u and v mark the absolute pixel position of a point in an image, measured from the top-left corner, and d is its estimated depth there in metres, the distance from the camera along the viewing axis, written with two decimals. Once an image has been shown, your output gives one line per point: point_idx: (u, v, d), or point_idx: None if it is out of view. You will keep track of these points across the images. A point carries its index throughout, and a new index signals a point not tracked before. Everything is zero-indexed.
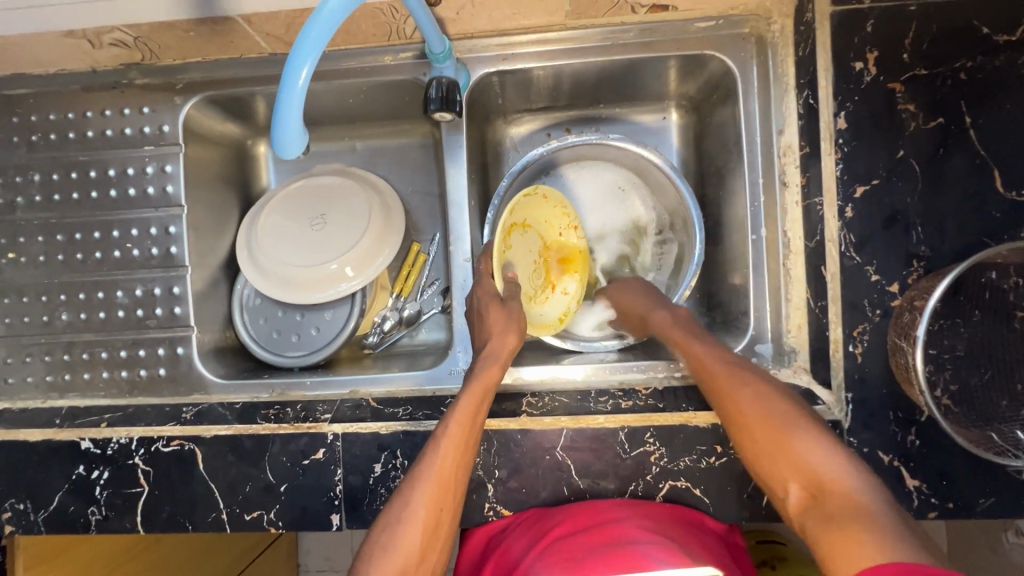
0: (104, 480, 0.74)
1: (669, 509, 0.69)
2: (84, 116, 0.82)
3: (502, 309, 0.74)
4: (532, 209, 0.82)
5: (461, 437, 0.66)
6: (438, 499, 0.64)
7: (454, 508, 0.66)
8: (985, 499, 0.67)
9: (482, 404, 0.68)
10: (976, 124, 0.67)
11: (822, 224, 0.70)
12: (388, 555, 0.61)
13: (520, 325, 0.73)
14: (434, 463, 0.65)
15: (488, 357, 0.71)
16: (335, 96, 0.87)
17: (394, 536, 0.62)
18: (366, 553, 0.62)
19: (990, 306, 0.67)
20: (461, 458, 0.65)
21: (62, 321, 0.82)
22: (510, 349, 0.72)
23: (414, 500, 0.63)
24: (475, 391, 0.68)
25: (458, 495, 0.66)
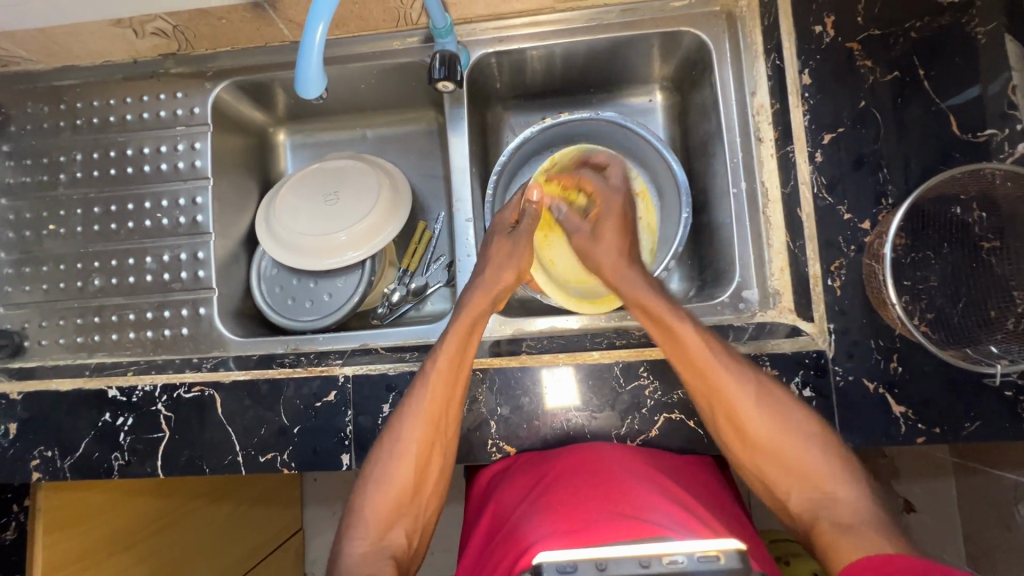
0: (128, 426, 0.78)
1: (658, 452, 0.72)
2: (123, 101, 0.91)
3: (509, 243, 0.82)
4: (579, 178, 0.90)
5: (450, 371, 0.71)
6: (427, 436, 0.70)
7: (445, 437, 0.71)
8: (970, 423, 0.69)
9: (469, 335, 0.74)
10: (929, 76, 0.74)
11: (795, 170, 0.77)
12: (382, 487, 0.69)
13: (518, 266, 0.81)
14: (424, 400, 0.70)
15: (478, 292, 0.78)
16: (347, 82, 0.96)
17: (389, 468, 0.69)
18: (362, 484, 0.70)
19: (957, 239, 0.71)
20: (449, 396, 0.70)
21: (95, 286, 0.89)
22: (501, 287, 0.80)
23: (405, 436, 0.70)
24: (464, 323, 0.75)
25: (449, 432, 0.71)
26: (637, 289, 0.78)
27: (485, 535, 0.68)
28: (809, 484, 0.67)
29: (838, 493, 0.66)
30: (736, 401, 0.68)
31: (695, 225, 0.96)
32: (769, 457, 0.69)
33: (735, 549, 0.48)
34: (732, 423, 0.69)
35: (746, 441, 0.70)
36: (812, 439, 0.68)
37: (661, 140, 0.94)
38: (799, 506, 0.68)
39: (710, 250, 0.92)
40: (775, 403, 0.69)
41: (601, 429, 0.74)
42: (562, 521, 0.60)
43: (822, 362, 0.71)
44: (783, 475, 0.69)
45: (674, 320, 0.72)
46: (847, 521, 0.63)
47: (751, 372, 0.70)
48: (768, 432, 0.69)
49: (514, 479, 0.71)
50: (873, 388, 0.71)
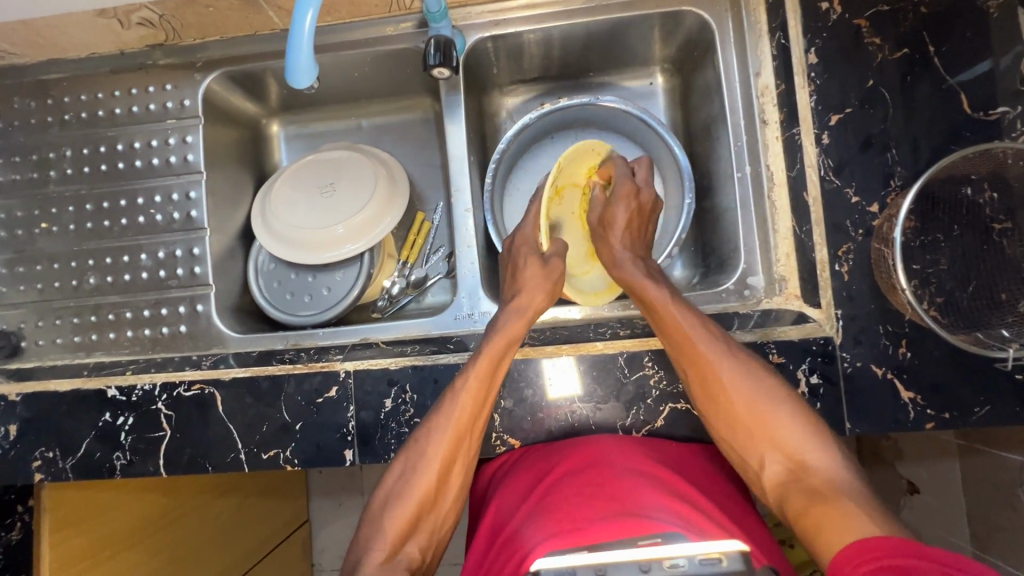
0: (129, 425, 0.77)
1: (663, 442, 0.72)
2: (112, 95, 0.89)
3: (542, 268, 0.77)
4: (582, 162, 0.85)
5: (479, 391, 0.68)
6: (451, 450, 0.68)
7: (468, 453, 0.70)
8: (979, 408, 0.69)
9: (504, 356, 0.71)
10: (939, 52, 0.71)
11: (802, 153, 0.75)
12: (401, 499, 0.67)
13: (553, 287, 0.77)
14: (452, 413, 0.68)
15: (514, 311, 0.74)
16: (340, 70, 0.93)
17: (409, 480, 0.67)
18: (382, 497, 0.68)
19: (967, 220, 0.70)
20: (477, 414, 0.69)
21: (91, 285, 0.88)
22: (536, 307, 0.76)
23: (429, 450, 0.67)
24: (500, 342, 0.70)
25: (472, 447, 0.70)
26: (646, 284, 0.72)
27: (491, 529, 0.68)
28: (783, 452, 0.64)
29: (814, 463, 0.62)
30: (713, 368, 0.66)
31: (698, 210, 0.95)
32: (745, 427, 0.66)
33: (736, 550, 0.50)
34: (704, 379, 0.67)
35: (718, 402, 0.67)
36: (791, 412, 0.65)
37: (662, 124, 0.92)
38: (773, 477, 0.64)
39: (714, 236, 0.90)
40: (754, 374, 0.66)
41: (606, 420, 0.73)
42: (560, 521, 0.59)
43: (829, 349, 0.70)
44: (756, 444, 0.65)
45: (663, 301, 0.70)
46: (825, 490, 0.59)
47: (733, 345, 0.68)
48: (742, 401, 0.66)
49: (520, 473, 0.71)
50: (881, 374, 0.70)
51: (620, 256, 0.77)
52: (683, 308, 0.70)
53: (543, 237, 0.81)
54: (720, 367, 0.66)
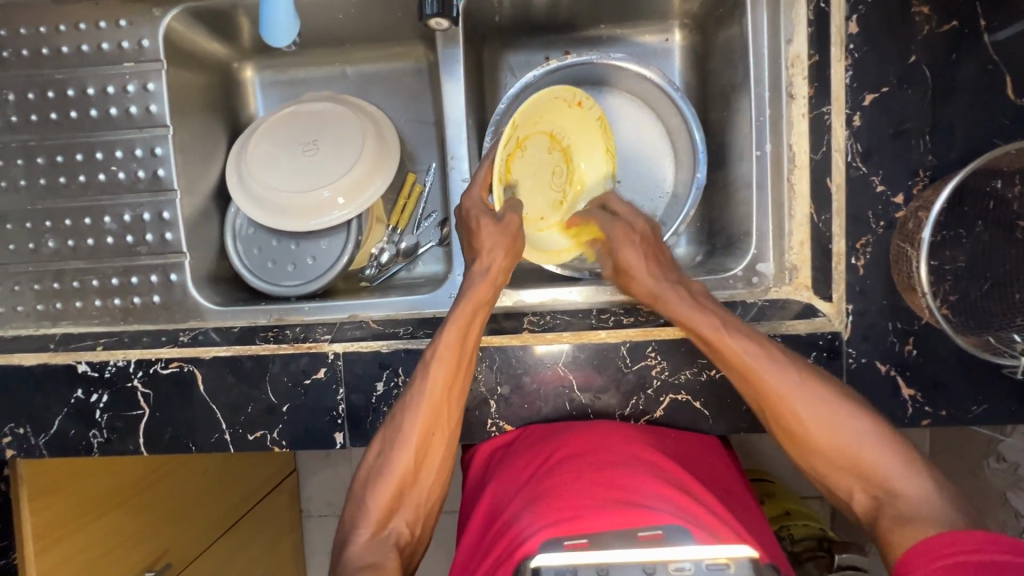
0: (104, 403, 0.73)
1: (653, 430, 0.71)
2: (57, 30, 0.78)
3: (497, 227, 0.69)
4: (551, 111, 0.75)
5: (451, 363, 0.65)
6: (430, 423, 0.66)
7: (450, 426, 0.67)
8: (976, 407, 0.69)
9: (471, 325, 0.67)
10: (990, 27, 0.65)
11: (829, 135, 0.69)
12: (381, 478, 0.65)
13: (513, 240, 0.69)
14: (425, 389, 0.65)
15: (477, 276, 0.69)
16: (323, 10, 0.83)
17: (387, 458, 0.65)
18: (362, 477, 0.66)
19: (993, 216, 0.67)
20: (452, 382, 0.66)
21: (51, 248, 0.80)
22: (502, 269, 0.69)
23: (406, 428, 0.65)
24: (466, 312, 0.67)
25: (453, 419, 0.67)
26: (675, 306, 0.67)
27: (487, 512, 0.68)
28: (866, 479, 0.59)
29: (902, 489, 0.57)
30: (782, 401, 0.62)
31: (708, 184, 0.89)
32: (824, 456, 0.61)
33: (745, 555, 0.50)
34: (790, 422, 0.62)
35: (795, 433, 0.62)
36: (871, 437, 0.60)
37: (677, 89, 0.85)
38: (862, 505, 0.59)
39: (724, 214, 0.85)
40: (820, 397, 0.61)
41: (604, 408, 0.72)
42: (551, 509, 0.58)
43: (837, 344, 0.68)
44: (835, 473, 0.61)
45: (715, 331, 0.64)
46: (909, 515, 0.55)
47: (800, 367, 0.63)
48: (817, 430, 0.61)
49: (515, 459, 0.69)
50: (884, 371, 0.69)
51: (656, 289, 0.69)
52: (737, 331, 0.64)
53: (496, 198, 0.69)
54: (803, 404, 0.61)
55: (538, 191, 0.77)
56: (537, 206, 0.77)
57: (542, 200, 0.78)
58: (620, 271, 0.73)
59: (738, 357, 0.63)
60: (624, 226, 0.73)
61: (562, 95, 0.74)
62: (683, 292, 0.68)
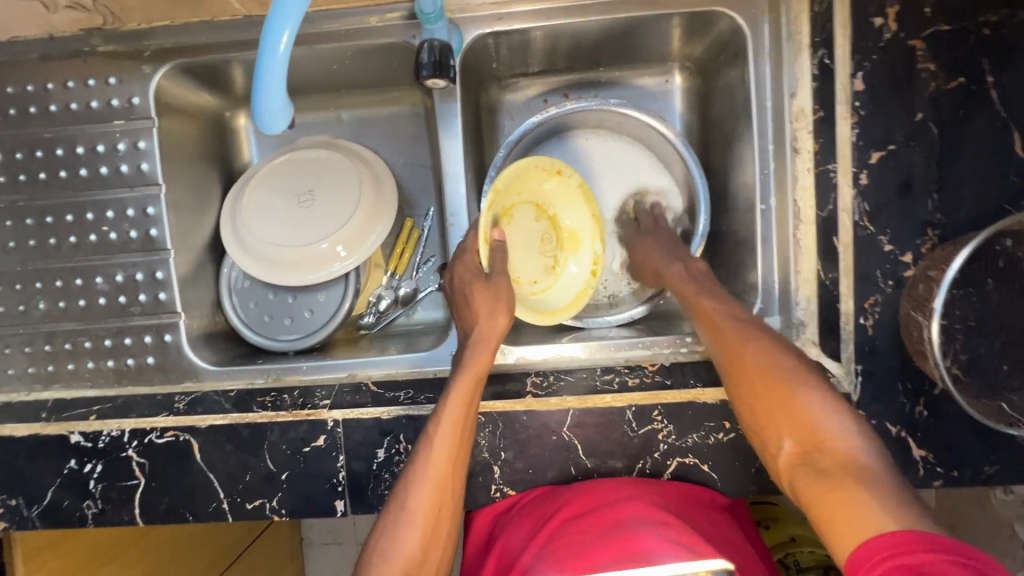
0: (98, 473, 0.71)
1: (679, 487, 0.68)
2: (45, 88, 0.76)
3: (488, 288, 0.70)
4: (530, 178, 0.76)
5: (454, 433, 0.64)
6: (435, 498, 0.63)
7: (453, 500, 0.65)
8: (989, 467, 0.67)
9: (474, 392, 0.66)
10: (998, 83, 0.64)
11: (836, 192, 0.68)
12: (387, 560, 0.61)
13: (509, 303, 0.70)
14: (428, 461, 0.64)
15: (476, 344, 0.68)
16: (317, 62, 0.81)
17: (393, 539, 0.62)
18: (366, 559, 0.62)
19: (1004, 275, 0.65)
20: (456, 454, 0.65)
21: (41, 310, 0.78)
22: (499, 328, 0.69)
23: (411, 502, 0.63)
24: (468, 379, 0.66)
25: (456, 492, 0.66)
26: (701, 289, 0.69)
27: None
28: (837, 479, 0.46)
29: (830, 439, 0.50)
30: (744, 356, 0.58)
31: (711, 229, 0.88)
32: (756, 403, 0.56)
33: (721, 567, 0.53)
34: (735, 367, 0.59)
35: (741, 381, 0.58)
36: (832, 428, 0.50)
37: (679, 135, 0.83)
38: (828, 518, 0.45)
39: (727, 261, 0.84)
40: (798, 369, 0.56)
41: (610, 472, 0.70)
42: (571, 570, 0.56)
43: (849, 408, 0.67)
44: (804, 461, 0.50)
45: (696, 294, 0.68)
46: (840, 470, 0.47)
47: (757, 321, 0.62)
48: (758, 375, 0.56)
49: (521, 522, 0.68)
50: (894, 432, 0.68)
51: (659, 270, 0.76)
52: (718, 299, 0.66)
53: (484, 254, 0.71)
54: (752, 347, 0.58)
55: (527, 256, 0.78)
56: (529, 269, 0.78)
57: (532, 265, 0.78)
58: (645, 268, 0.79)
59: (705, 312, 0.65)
60: (648, 232, 0.83)
61: (540, 163, 0.74)
62: (682, 268, 0.73)
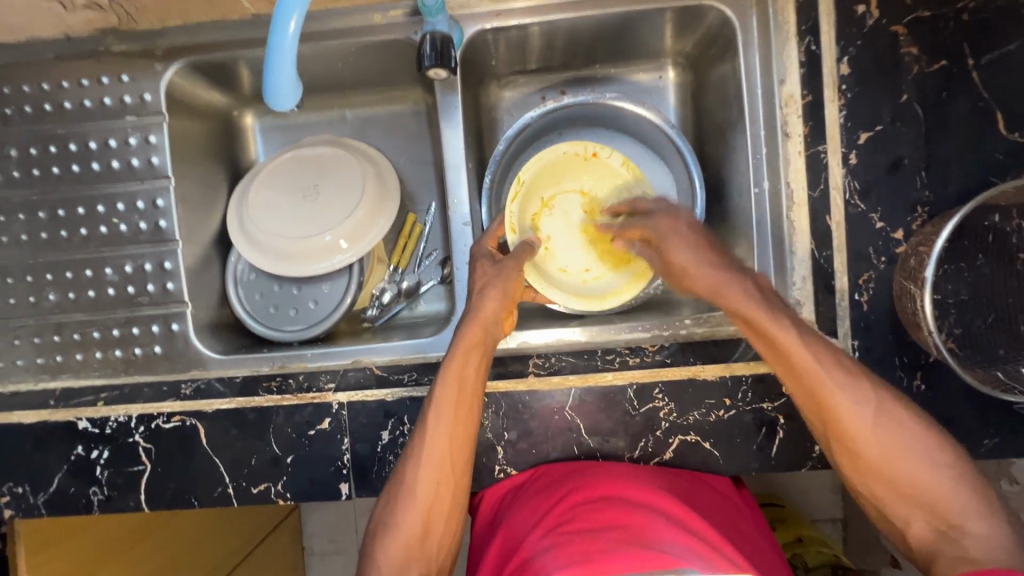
0: (105, 459, 0.72)
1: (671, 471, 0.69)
2: (59, 86, 0.78)
3: (494, 267, 0.72)
4: (564, 167, 0.81)
5: (450, 415, 0.65)
6: (433, 478, 0.65)
7: (456, 481, 0.65)
8: (988, 440, 0.68)
9: (468, 373, 0.66)
10: (978, 66, 0.66)
11: (826, 172, 0.70)
12: (391, 534, 0.64)
13: (505, 283, 0.70)
14: (425, 444, 0.65)
15: (468, 324, 0.68)
16: (323, 60, 0.84)
17: (395, 516, 0.64)
18: (374, 533, 0.65)
19: (993, 249, 0.67)
20: (451, 435, 0.65)
21: (51, 301, 0.80)
22: (495, 314, 0.69)
23: (410, 483, 0.64)
24: (459, 361, 0.66)
25: (459, 474, 0.66)
26: (741, 305, 0.61)
27: (497, 559, 0.66)
28: (935, 513, 0.56)
29: (972, 527, 0.54)
30: (857, 419, 0.57)
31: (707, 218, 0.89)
32: (879, 482, 0.57)
33: None
34: (850, 441, 0.58)
35: (853, 453, 0.58)
36: (943, 467, 0.56)
37: (673, 126, 0.85)
38: (919, 537, 0.57)
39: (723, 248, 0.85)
40: (894, 417, 0.57)
41: (613, 451, 0.71)
42: (572, 550, 0.57)
43: None
44: (903, 504, 0.57)
45: (790, 343, 0.58)
46: (981, 561, 0.52)
47: (848, 367, 0.59)
48: (881, 454, 0.57)
49: (525, 503, 0.67)
50: None
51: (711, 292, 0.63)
52: (816, 348, 0.58)
53: (507, 230, 0.77)
54: (861, 420, 0.57)
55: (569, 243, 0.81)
56: (575, 261, 0.81)
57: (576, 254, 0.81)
58: (672, 270, 0.67)
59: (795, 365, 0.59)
60: (675, 221, 0.69)
61: (571, 150, 0.80)
62: (750, 289, 0.62)
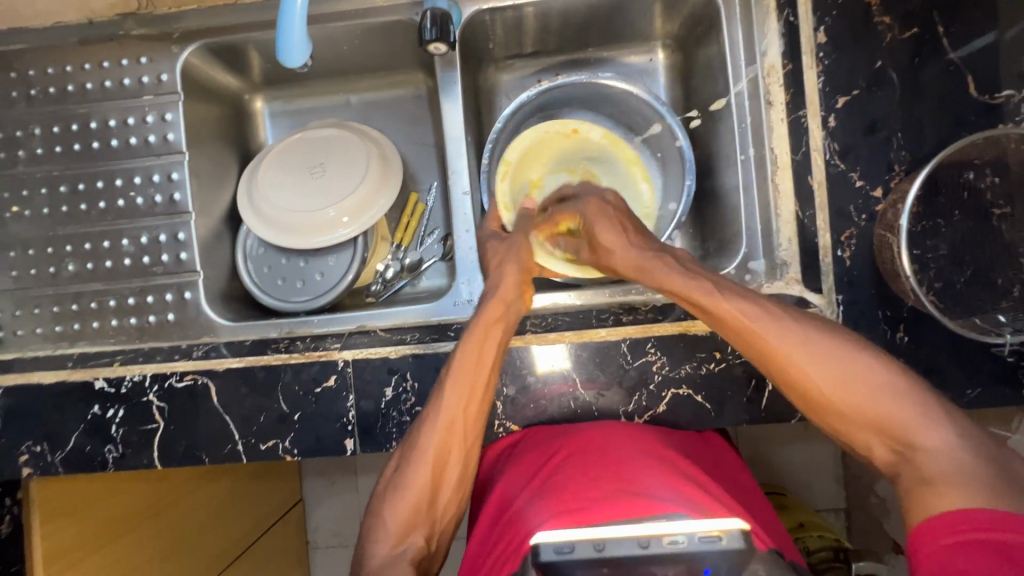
0: (120, 418, 0.75)
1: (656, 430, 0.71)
2: (81, 68, 0.83)
3: (504, 244, 0.76)
4: (552, 141, 0.92)
5: (470, 380, 0.65)
6: (447, 442, 0.64)
7: (467, 445, 0.66)
8: (972, 390, 0.70)
9: (489, 340, 0.67)
10: (948, 32, 0.70)
11: (807, 136, 0.74)
12: (400, 492, 0.63)
13: (521, 258, 0.74)
14: (443, 407, 0.65)
15: (491, 294, 0.70)
16: (329, 43, 0.88)
17: (404, 476, 0.64)
18: (379, 494, 0.66)
19: (969, 205, 0.70)
20: (470, 402, 0.65)
21: (70, 272, 0.84)
22: (515, 285, 0.71)
23: (422, 447, 0.64)
24: (480, 329, 0.67)
25: (472, 439, 0.66)
26: (664, 274, 0.65)
27: (494, 512, 0.68)
28: (895, 436, 0.54)
29: (928, 442, 0.53)
30: (791, 359, 0.58)
31: (698, 192, 0.93)
32: (841, 415, 0.57)
33: (737, 528, 0.50)
34: (805, 385, 0.58)
35: (811, 394, 0.58)
36: (890, 387, 0.55)
37: (663, 103, 0.89)
38: (883, 460, 0.56)
39: (714, 218, 0.88)
40: (834, 350, 0.57)
41: (608, 407, 0.73)
42: (558, 503, 0.59)
43: None
44: (858, 429, 0.56)
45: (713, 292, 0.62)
46: (936, 474, 0.51)
47: (783, 309, 0.60)
48: (834, 389, 0.56)
49: (520, 460, 0.71)
50: None
51: (634, 267, 0.68)
52: (736, 295, 0.61)
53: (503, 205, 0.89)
54: (808, 360, 0.57)
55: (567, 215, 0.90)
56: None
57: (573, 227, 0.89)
58: (598, 252, 0.71)
59: (723, 313, 0.61)
60: (597, 203, 0.73)
61: (554, 128, 0.92)
62: (668, 259, 0.66)
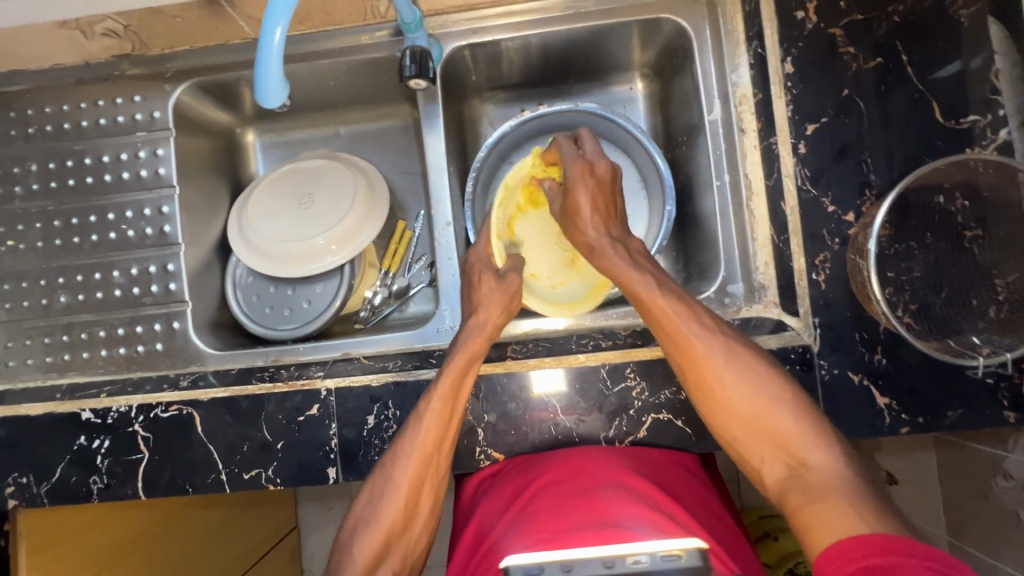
0: (105, 449, 0.76)
1: (634, 453, 0.72)
2: (78, 106, 0.87)
3: (497, 281, 0.77)
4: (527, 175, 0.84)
5: (443, 413, 0.67)
6: (418, 474, 0.66)
7: (436, 476, 0.68)
8: (952, 412, 0.70)
9: (466, 374, 0.70)
10: (912, 61, 0.72)
11: (779, 162, 0.75)
12: (371, 525, 0.64)
13: (511, 297, 0.77)
14: (416, 440, 0.66)
15: (473, 331, 0.73)
16: (317, 79, 0.91)
17: (376, 508, 0.65)
18: (350, 526, 0.66)
19: (941, 228, 0.71)
20: (442, 437, 0.67)
21: (62, 303, 0.86)
22: (497, 323, 0.75)
23: (396, 477, 0.66)
24: (457, 366, 0.69)
25: (441, 468, 0.68)
26: (615, 262, 0.71)
27: (473, 537, 0.69)
28: (783, 451, 0.62)
29: (814, 459, 0.60)
30: (709, 366, 0.65)
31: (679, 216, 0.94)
32: (743, 423, 0.64)
33: (696, 547, 0.50)
34: (715, 388, 0.65)
35: (716, 398, 0.65)
36: (786, 403, 0.63)
37: (643, 132, 0.90)
38: (773, 475, 0.62)
39: (696, 242, 0.89)
40: (743, 362, 0.65)
41: (589, 432, 0.74)
42: (530, 533, 0.59)
43: (807, 357, 0.71)
44: (754, 440, 0.63)
45: (651, 295, 0.67)
46: (822, 490, 0.57)
47: (709, 321, 0.67)
48: (741, 397, 0.64)
49: (499, 489, 0.71)
50: (857, 380, 0.71)
51: (596, 247, 0.73)
52: (673, 298, 0.68)
53: (497, 254, 0.80)
54: (722, 366, 0.65)
55: (546, 250, 0.87)
56: (546, 266, 0.87)
57: (547, 261, 0.87)
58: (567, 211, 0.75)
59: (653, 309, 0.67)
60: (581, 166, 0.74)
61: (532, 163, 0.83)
62: (622, 249, 0.72)
